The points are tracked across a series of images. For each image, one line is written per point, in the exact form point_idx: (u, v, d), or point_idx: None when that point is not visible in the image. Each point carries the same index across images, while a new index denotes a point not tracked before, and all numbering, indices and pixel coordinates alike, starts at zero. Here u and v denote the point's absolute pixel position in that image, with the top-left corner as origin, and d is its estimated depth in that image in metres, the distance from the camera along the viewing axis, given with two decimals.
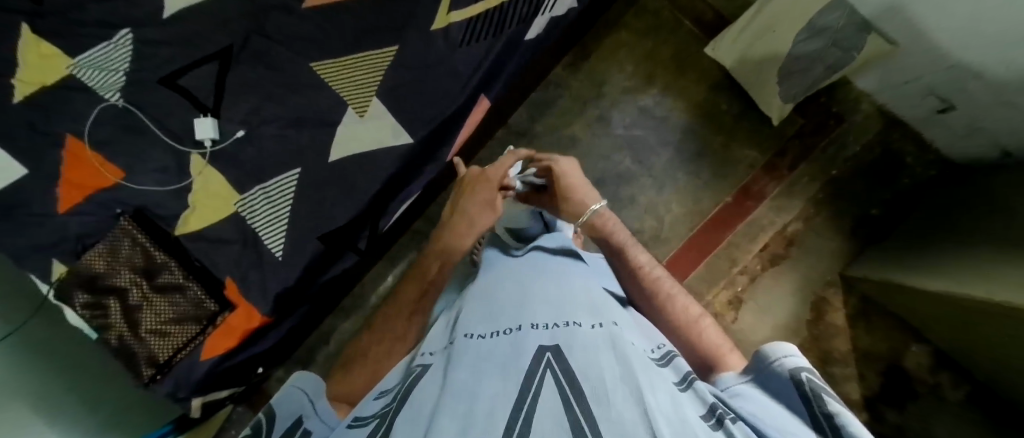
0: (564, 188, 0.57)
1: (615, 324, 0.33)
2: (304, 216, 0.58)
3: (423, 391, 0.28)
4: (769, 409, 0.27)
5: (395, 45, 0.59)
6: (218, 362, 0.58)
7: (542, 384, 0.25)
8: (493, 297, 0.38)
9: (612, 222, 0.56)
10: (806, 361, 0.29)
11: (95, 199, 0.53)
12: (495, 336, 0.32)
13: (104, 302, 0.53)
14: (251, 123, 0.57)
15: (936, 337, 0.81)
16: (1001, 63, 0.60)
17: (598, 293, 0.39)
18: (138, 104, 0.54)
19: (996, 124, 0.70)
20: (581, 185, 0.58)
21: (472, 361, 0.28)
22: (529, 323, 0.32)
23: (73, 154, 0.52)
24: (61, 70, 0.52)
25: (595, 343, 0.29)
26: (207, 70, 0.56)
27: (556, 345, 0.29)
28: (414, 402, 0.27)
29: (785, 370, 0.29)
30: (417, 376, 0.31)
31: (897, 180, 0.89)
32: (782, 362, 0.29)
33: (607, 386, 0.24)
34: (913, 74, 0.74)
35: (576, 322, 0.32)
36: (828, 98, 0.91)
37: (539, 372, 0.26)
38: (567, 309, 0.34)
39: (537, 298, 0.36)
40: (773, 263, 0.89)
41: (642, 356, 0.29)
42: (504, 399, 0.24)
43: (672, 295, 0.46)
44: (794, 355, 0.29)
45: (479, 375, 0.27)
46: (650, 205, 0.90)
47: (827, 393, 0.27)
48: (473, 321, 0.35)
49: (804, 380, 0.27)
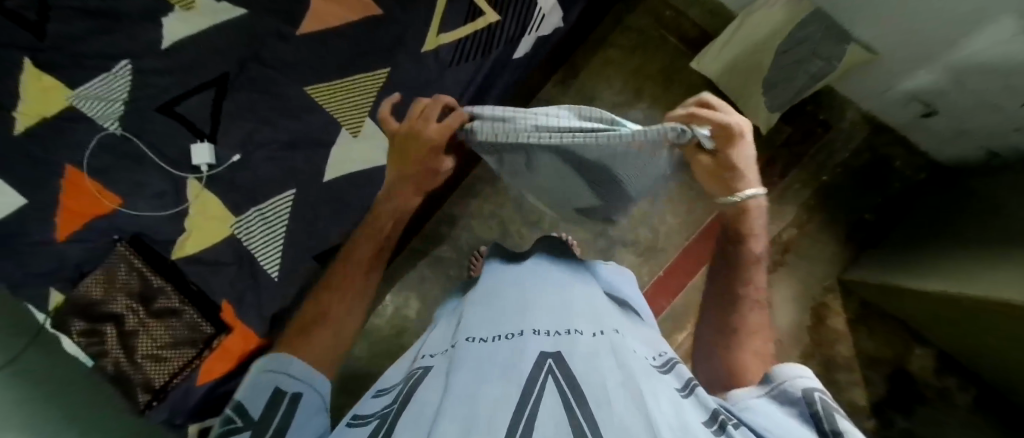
0: (733, 159, 0.40)
1: (616, 332, 0.33)
2: (299, 235, 0.59)
3: (425, 393, 0.28)
4: (781, 422, 0.27)
5: (387, 67, 0.61)
6: (213, 387, 0.56)
7: (543, 390, 0.25)
8: (494, 302, 0.38)
9: (759, 219, 0.44)
10: (818, 382, 0.29)
11: (96, 226, 0.54)
12: (496, 341, 0.32)
13: (100, 328, 0.53)
14: (246, 147, 0.58)
15: (940, 340, 0.80)
16: (982, 68, 0.62)
17: (598, 300, 0.38)
18: (137, 132, 0.56)
19: (981, 127, 0.71)
20: (745, 159, 0.41)
21: (474, 366, 0.28)
22: (530, 328, 0.32)
23: (72, 183, 0.53)
24: (62, 102, 0.53)
25: (596, 350, 0.29)
26: (204, 97, 0.57)
27: (558, 352, 0.29)
28: (414, 401, 0.27)
29: (798, 390, 0.29)
30: (418, 377, 0.31)
31: (887, 184, 0.91)
32: (795, 382, 0.29)
33: (608, 391, 0.24)
34: (895, 81, 0.76)
35: (577, 330, 0.32)
36: (814, 106, 0.91)
37: (540, 377, 0.26)
38: (569, 315, 0.34)
39: (537, 303, 0.36)
40: (771, 270, 0.89)
41: (643, 363, 0.29)
42: (505, 403, 0.24)
43: (757, 324, 0.41)
44: (807, 375, 0.30)
45: (481, 378, 0.27)
46: (644, 216, 0.90)
47: (837, 413, 0.27)
48: (474, 326, 0.35)
49: (817, 400, 0.28)
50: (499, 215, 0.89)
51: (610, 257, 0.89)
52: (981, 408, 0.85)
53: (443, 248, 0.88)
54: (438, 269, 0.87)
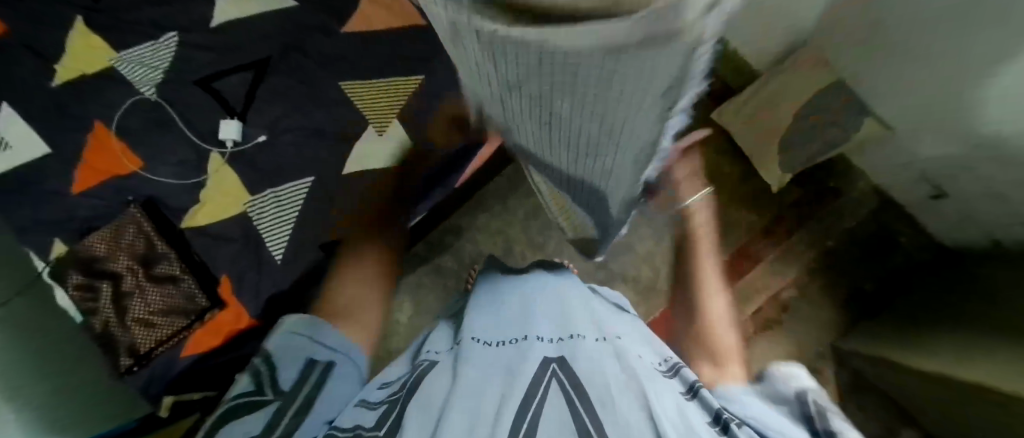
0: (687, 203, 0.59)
1: (620, 337, 0.32)
2: (311, 216, 0.59)
3: (430, 388, 0.29)
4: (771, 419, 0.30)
5: (422, 74, 0.62)
6: (198, 360, 0.55)
7: (549, 388, 0.26)
8: (499, 307, 0.37)
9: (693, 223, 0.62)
10: (810, 384, 0.36)
11: (111, 184, 0.55)
12: (500, 345, 0.32)
13: (97, 285, 0.53)
14: (273, 130, 0.59)
15: (930, 425, 0.79)
16: (991, 158, 0.63)
17: (598, 306, 0.37)
18: (171, 100, 0.57)
19: (986, 214, 0.73)
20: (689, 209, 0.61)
21: (481, 363, 0.29)
22: (533, 334, 0.32)
23: (100, 139, 0.55)
24: (105, 62, 0.56)
25: (600, 354, 0.29)
26: (243, 77, 0.59)
27: (561, 357, 0.28)
28: (421, 394, 0.28)
29: (788, 390, 0.33)
30: (424, 370, 0.32)
31: (889, 259, 0.91)
32: (789, 384, 0.35)
33: (612, 390, 0.25)
34: (908, 159, 0.77)
35: (581, 334, 0.31)
36: (827, 172, 0.93)
37: (545, 379, 0.26)
38: (573, 319, 0.33)
39: (541, 307, 0.35)
40: (765, 327, 0.89)
41: (647, 368, 0.29)
42: (509, 402, 0.25)
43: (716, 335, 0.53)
44: (790, 369, 0.32)
45: (487, 375, 0.28)
46: (646, 254, 0.91)
47: (828, 410, 0.31)
48: (479, 326, 0.34)
49: (808, 402, 0.33)
50: (505, 233, 0.90)
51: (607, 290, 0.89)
52: None
53: (444, 258, 0.88)
54: (436, 277, 0.87)
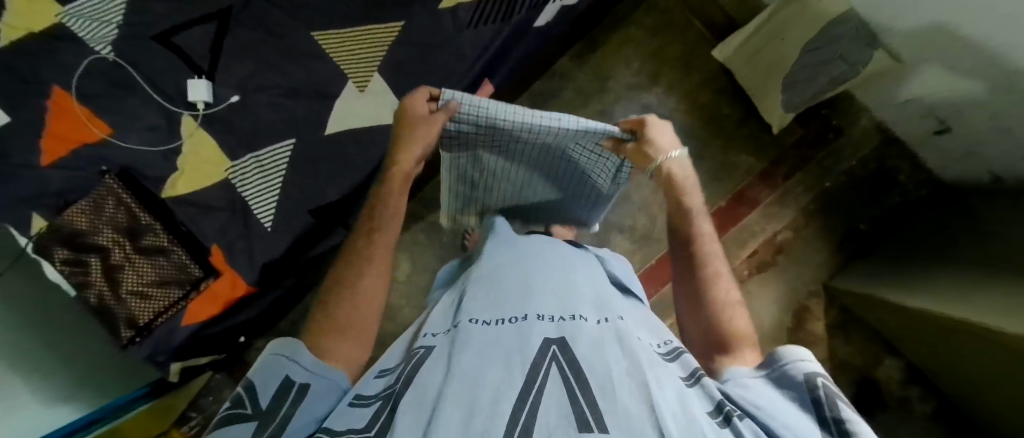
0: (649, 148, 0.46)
1: (620, 319, 0.33)
2: (296, 188, 0.58)
3: (428, 373, 0.28)
4: (777, 403, 0.26)
5: (401, 21, 0.59)
6: (197, 329, 0.57)
7: (547, 377, 0.25)
8: (497, 284, 0.37)
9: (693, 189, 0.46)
10: (819, 367, 0.28)
11: (82, 154, 0.51)
12: (500, 325, 0.31)
13: (85, 259, 0.51)
14: (246, 89, 0.55)
15: (913, 355, 0.82)
16: (1002, 92, 0.60)
17: (602, 288, 0.38)
18: (131, 60, 0.52)
19: (988, 150, 0.71)
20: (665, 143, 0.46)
21: (478, 347, 0.29)
22: (534, 313, 0.32)
23: (59, 106, 0.49)
24: (50, 18, 0.48)
25: (602, 338, 0.29)
26: (204, 30, 0.54)
27: (562, 338, 0.29)
28: (415, 384, 0.27)
29: (799, 374, 0.28)
30: (421, 358, 0.31)
31: (887, 197, 0.91)
32: (796, 365, 0.28)
33: (614, 380, 0.25)
34: (914, 93, 0.74)
35: (581, 316, 0.32)
36: (829, 111, 0.91)
37: (545, 364, 0.26)
38: (575, 302, 0.34)
39: (542, 286, 0.36)
40: (760, 269, 0.90)
41: (647, 351, 0.29)
42: (509, 389, 0.24)
43: (723, 302, 0.40)
44: (809, 359, 0.28)
45: (485, 361, 0.27)
46: (643, 202, 0.90)
47: (840, 399, 0.26)
48: (476, 307, 0.34)
49: (819, 385, 0.27)
50: None
51: (605, 241, 0.89)
52: (941, 419, 0.87)
53: (439, 214, 0.87)
54: (432, 234, 0.87)
